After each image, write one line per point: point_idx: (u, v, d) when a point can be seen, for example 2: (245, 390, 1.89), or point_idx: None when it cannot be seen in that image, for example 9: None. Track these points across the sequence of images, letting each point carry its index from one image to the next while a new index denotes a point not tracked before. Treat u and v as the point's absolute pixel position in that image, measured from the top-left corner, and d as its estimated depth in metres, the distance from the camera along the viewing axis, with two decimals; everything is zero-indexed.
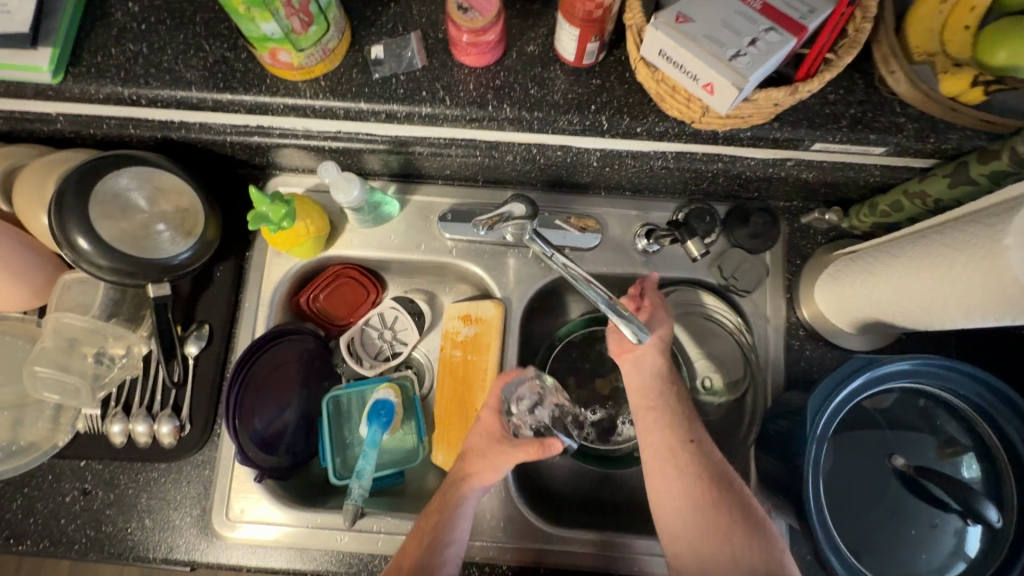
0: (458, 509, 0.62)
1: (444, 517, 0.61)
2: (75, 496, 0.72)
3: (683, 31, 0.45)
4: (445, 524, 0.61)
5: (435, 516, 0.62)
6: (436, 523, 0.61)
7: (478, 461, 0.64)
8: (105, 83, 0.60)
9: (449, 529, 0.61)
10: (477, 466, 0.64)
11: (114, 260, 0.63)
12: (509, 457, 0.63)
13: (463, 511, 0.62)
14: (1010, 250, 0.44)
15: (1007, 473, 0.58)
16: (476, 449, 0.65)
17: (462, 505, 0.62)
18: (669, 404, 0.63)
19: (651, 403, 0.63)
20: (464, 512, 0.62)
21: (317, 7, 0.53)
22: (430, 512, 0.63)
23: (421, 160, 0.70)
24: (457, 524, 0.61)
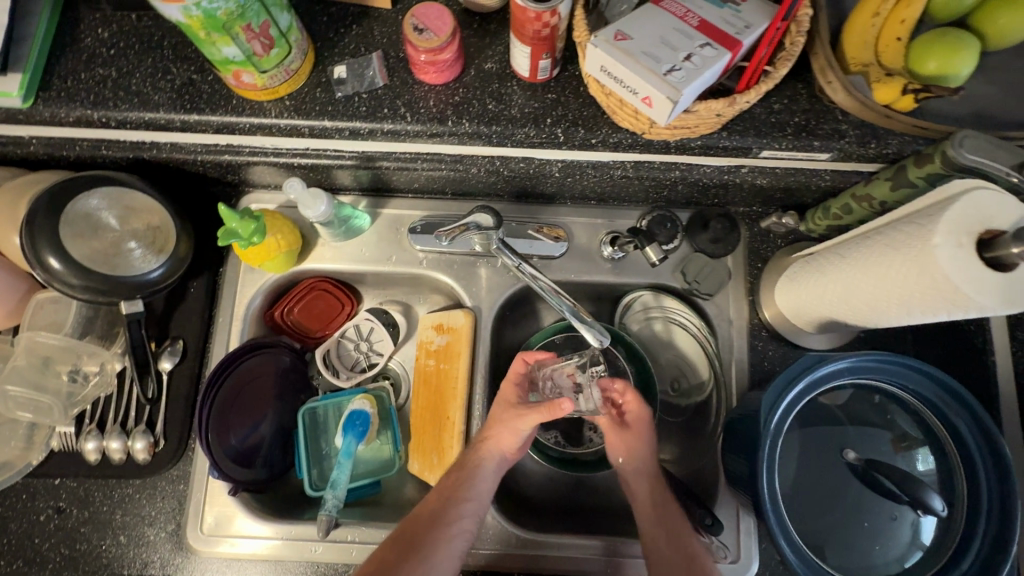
0: (475, 471, 0.67)
1: (463, 478, 0.66)
2: (49, 515, 0.72)
3: (623, 49, 0.48)
4: (463, 481, 0.66)
5: (456, 476, 0.67)
6: (455, 483, 0.66)
7: (496, 427, 0.68)
8: (75, 107, 0.61)
9: (466, 490, 0.65)
10: (496, 431, 0.68)
11: (86, 279, 0.64)
12: (525, 420, 0.67)
13: (480, 473, 0.66)
14: (938, 249, 0.47)
15: (957, 465, 0.60)
16: (495, 417, 0.69)
17: (479, 468, 0.67)
18: (662, 547, 0.64)
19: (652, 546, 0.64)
20: (482, 473, 0.67)
21: (278, 31, 0.55)
22: (453, 472, 0.68)
23: (390, 174, 0.72)
24: (474, 483, 0.66)
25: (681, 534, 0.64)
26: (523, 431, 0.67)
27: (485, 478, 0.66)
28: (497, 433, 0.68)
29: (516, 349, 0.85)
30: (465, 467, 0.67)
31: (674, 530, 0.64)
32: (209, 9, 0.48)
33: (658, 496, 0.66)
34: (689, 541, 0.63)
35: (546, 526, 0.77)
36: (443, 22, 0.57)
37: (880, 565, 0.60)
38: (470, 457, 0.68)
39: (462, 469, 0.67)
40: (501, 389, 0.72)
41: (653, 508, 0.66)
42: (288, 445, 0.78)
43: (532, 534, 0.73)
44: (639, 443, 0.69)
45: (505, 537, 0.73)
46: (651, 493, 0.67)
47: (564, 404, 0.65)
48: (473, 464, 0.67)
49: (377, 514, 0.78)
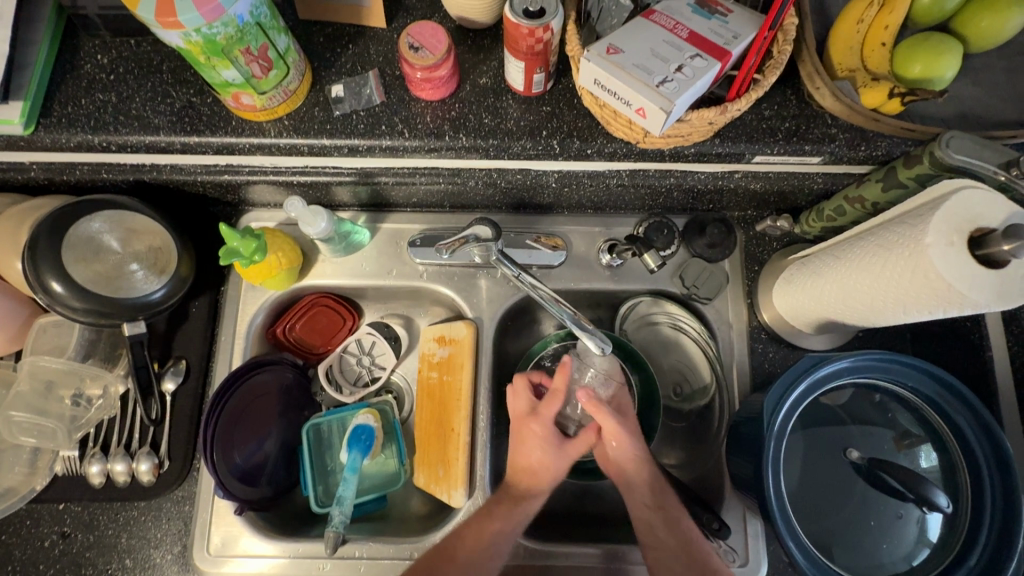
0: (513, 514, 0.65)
1: (503, 519, 0.64)
2: (54, 540, 0.72)
3: (615, 62, 0.49)
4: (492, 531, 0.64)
5: (489, 519, 0.65)
6: (480, 529, 0.64)
7: (547, 470, 0.66)
8: (76, 132, 0.62)
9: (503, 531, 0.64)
10: (546, 474, 0.66)
11: (88, 301, 0.64)
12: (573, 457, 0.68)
13: (518, 516, 0.65)
14: (930, 247, 0.48)
15: (960, 461, 0.60)
16: (547, 462, 0.66)
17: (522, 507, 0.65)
18: (661, 535, 0.63)
19: (649, 537, 0.63)
20: (524, 515, 0.65)
21: (276, 53, 0.56)
22: (490, 511, 0.66)
23: (389, 190, 0.73)
24: (511, 524, 0.64)
25: (677, 521, 0.63)
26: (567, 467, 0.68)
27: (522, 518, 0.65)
28: (549, 475, 0.66)
29: (519, 359, 0.86)
30: (510, 502, 0.65)
31: (671, 516, 0.63)
32: (209, 34, 0.49)
33: (657, 487, 0.65)
34: (683, 525, 0.63)
35: (553, 535, 0.77)
36: (437, 40, 0.58)
37: (888, 565, 0.60)
38: (515, 497, 0.66)
39: (501, 507, 0.65)
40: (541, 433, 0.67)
41: (650, 495, 0.64)
42: (293, 461, 0.78)
43: (541, 544, 0.73)
44: (632, 433, 0.67)
45: (513, 548, 0.72)
46: (650, 482, 0.65)
47: (583, 396, 0.66)
48: (519, 505, 0.65)
49: (385, 528, 0.77)
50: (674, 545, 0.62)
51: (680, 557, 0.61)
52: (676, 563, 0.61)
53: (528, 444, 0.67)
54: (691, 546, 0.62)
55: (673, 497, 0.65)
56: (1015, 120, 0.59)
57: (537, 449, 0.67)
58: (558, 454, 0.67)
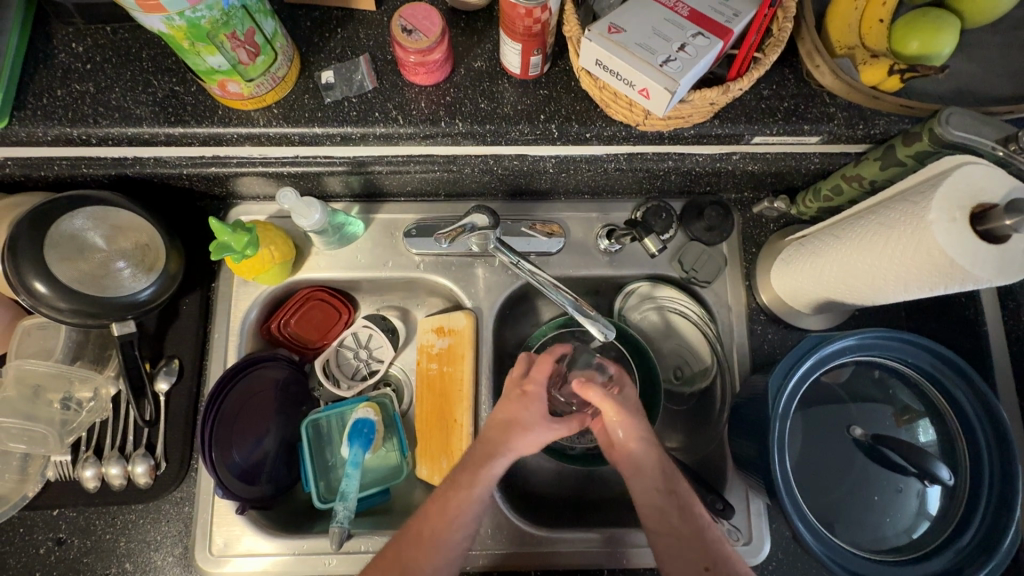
0: (452, 521, 0.59)
1: (437, 531, 0.58)
2: (49, 547, 0.70)
3: (617, 42, 0.48)
4: (426, 547, 0.58)
5: (450, 497, 0.60)
6: (417, 546, 0.58)
7: (523, 435, 0.61)
8: (53, 125, 0.59)
9: (436, 547, 0.58)
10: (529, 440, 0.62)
11: (74, 301, 0.62)
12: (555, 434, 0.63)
13: (452, 521, 0.58)
14: (933, 225, 0.48)
15: (958, 434, 0.61)
16: (527, 423, 0.62)
17: (464, 501, 0.59)
18: (674, 521, 0.60)
19: (665, 526, 0.60)
20: (467, 509, 0.59)
21: (263, 38, 0.54)
22: (427, 518, 0.59)
23: (382, 179, 0.72)
24: (454, 532, 0.58)
25: (689, 505, 0.61)
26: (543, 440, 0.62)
27: (465, 523, 0.59)
28: (525, 440, 0.61)
29: (518, 348, 0.85)
30: (450, 501, 0.59)
31: (683, 502, 0.61)
32: (193, 18, 0.47)
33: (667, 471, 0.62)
34: (696, 515, 0.60)
35: (559, 521, 0.78)
36: (431, 22, 0.56)
37: (891, 538, 0.61)
38: (460, 493, 0.59)
39: (441, 510, 0.59)
40: (523, 399, 0.63)
41: (663, 481, 0.61)
42: (292, 459, 0.77)
43: (545, 530, 0.73)
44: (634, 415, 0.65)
45: (520, 536, 0.72)
46: (661, 468, 0.62)
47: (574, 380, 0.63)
48: (470, 492, 0.59)
49: (388, 522, 0.77)
50: (687, 532, 0.59)
51: (691, 543, 0.59)
52: (693, 552, 0.58)
53: (512, 404, 0.63)
54: (704, 533, 0.59)
55: (683, 480, 0.63)
56: (1011, 96, 0.59)
57: (529, 408, 0.63)
58: (541, 424, 0.62)
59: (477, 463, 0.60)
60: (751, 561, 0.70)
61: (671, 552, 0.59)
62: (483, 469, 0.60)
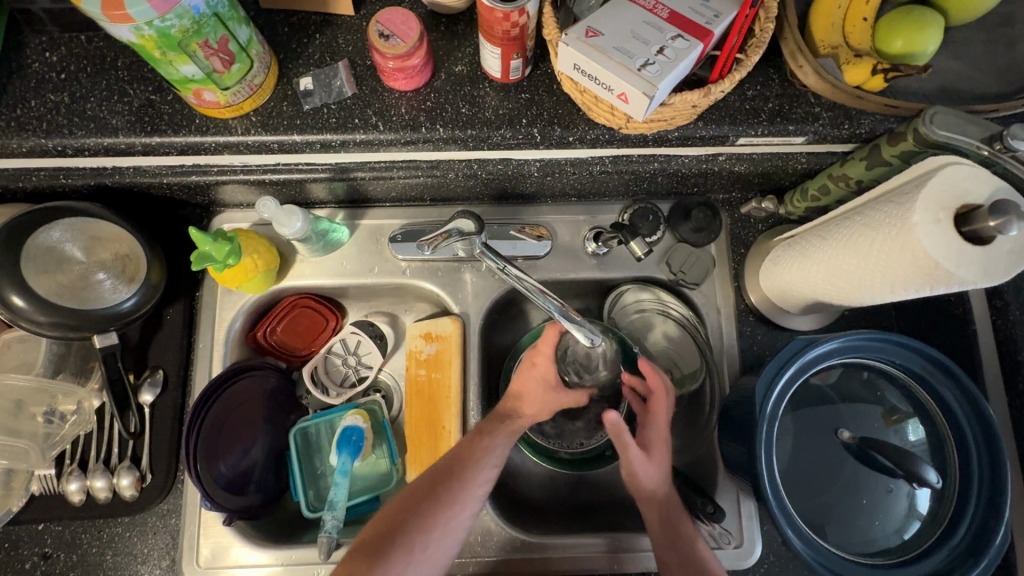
0: (480, 460, 0.60)
1: (465, 463, 0.60)
2: (35, 562, 0.69)
3: (594, 45, 0.47)
4: (456, 481, 0.59)
5: (476, 440, 0.62)
6: (447, 481, 0.59)
7: (534, 402, 0.66)
8: (27, 136, 0.58)
9: (466, 483, 0.59)
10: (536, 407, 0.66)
11: (53, 315, 0.62)
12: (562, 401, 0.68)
13: (483, 457, 0.60)
14: (917, 227, 0.48)
15: (947, 434, 0.61)
16: (536, 394, 0.67)
17: (491, 445, 0.61)
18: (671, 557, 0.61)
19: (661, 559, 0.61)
20: (494, 452, 0.61)
21: (237, 45, 0.53)
22: (454, 454, 0.61)
23: (366, 185, 0.71)
24: (483, 469, 0.60)
25: (681, 546, 0.61)
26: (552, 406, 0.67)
27: (491, 464, 0.60)
28: (534, 404, 0.66)
29: (507, 352, 0.85)
30: (477, 441, 0.61)
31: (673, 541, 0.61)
32: (162, 28, 0.46)
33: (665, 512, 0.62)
34: (695, 549, 0.61)
35: (550, 527, 0.77)
36: (408, 27, 0.55)
37: (881, 539, 0.61)
38: (487, 440, 0.61)
39: (470, 449, 0.61)
40: (536, 365, 0.68)
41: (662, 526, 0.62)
42: (281, 468, 0.76)
43: (536, 536, 0.72)
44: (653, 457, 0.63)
45: (510, 542, 0.72)
46: (661, 510, 0.62)
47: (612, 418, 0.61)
48: (494, 437, 0.62)
49: None
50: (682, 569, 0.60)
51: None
52: None
53: (522, 373, 0.67)
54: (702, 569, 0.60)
55: (687, 523, 0.63)
56: (996, 93, 0.59)
57: (534, 375, 0.67)
58: (550, 392, 0.67)
59: (498, 418, 0.64)
60: (742, 563, 0.70)
61: None
62: (503, 421, 0.64)
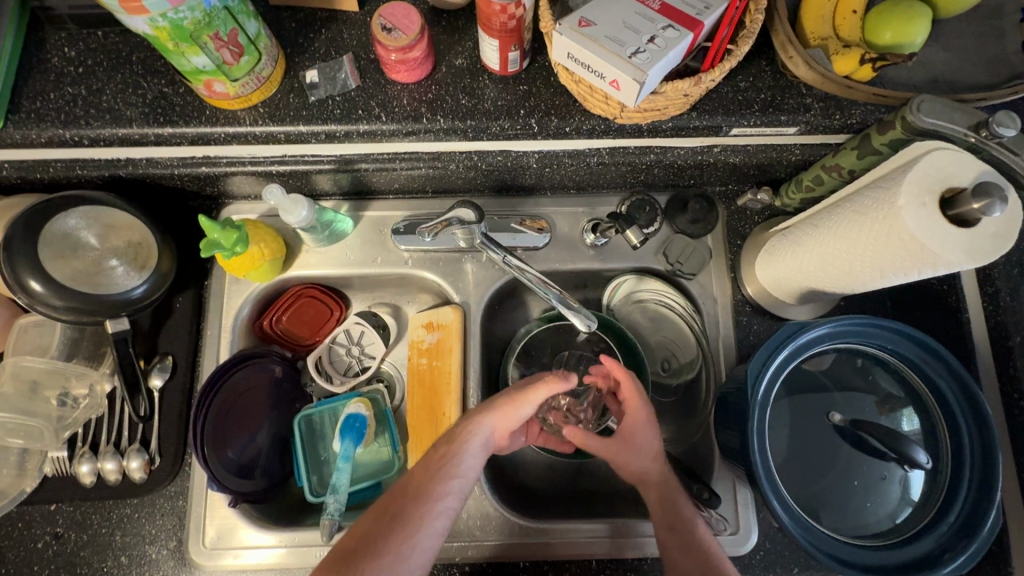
0: (441, 473, 0.56)
1: (423, 481, 0.56)
2: (47, 541, 0.71)
3: (587, 34, 0.49)
4: (415, 499, 0.54)
5: (436, 454, 0.59)
6: (406, 499, 0.54)
7: (503, 398, 0.63)
8: (46, 127, 0.61)
9: (426, 501, 0.54)
10: (513, 403, 0.62)
11: (69, 299, 0.64)
12: (534, 398, 0.63)
13: (443, 473, 0.56)
14: (904, 210, 0.49)
15: (939, 420, 0.62)
16: (505, 393, 0.64)
17: (453, 455, 0.58)
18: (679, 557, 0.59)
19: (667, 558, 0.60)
20: (453, 469, 0.57)
21: (246, 38, 0.55)
22: (416, 475, 0.57)
23: (370, 176, 0.73)
24: (440, 488, 0.55)
25: (681, 519, 0.61)
26: (526, 407, 0.62)
27: (453, 475, 0.56)
28: (502, 400, 0.62)
29: (507, 343, 0.86)
30: (439, 454, 0.58)
31: (672, 519, 0.61)
32: (175, 19, 0.48)
33: (666, 494, 0.63)
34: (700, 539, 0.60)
35: (549, 514, 0.78)
36: (410, 20, 0.57)
37: (873, 524, 0.61)
38: (449, 460, 0.57)
39: (431, 465, 0.58)
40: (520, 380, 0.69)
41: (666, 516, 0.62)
42: (286, 453, 0.78)
43: (536, 521, 0.73)
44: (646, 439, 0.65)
45: (509, 528, 0.73)
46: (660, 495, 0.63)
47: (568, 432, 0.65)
48: (454, 447, 0.59)
49: None
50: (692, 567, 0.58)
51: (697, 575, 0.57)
52: None
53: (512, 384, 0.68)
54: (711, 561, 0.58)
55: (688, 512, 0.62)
56: (986, 84, 0.60)
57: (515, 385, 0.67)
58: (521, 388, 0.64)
59: (461, 423, 0.62)
60: (738, 550, 0.71)
61: None
62: (469, 426, 0.60)
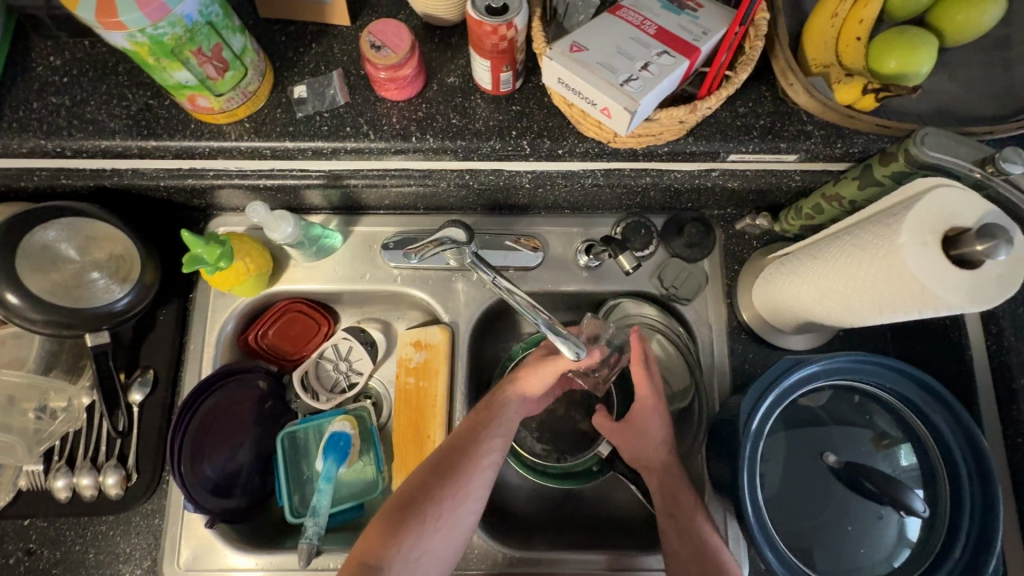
0: (486, 431, 0.63)
1: (469, 437, 0.62)
2: (19, 557, 0.70)
3: (578, 60, 0.47)
4: (464, 453, 0.61)
5: (478, 415, 0.65)
6: (456, 454, 0.61)
7: (525, 370, 0.68)
8: (28, 137, 0.60)
9: (474, 455, 0.61)
10: (527, 372, 0.68)
11: (48, 313, 0.63)
12: (550, 369, 0.67)
13: (488, 433, 0.63)
14: (904, 248, 0.47)
15: (938, 460, 0.60)
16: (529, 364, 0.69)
17: (495, 417, 0.64)
18: (673, 543, 0.62)
19: (665, 542, 0.63)
20: (495, 429, 0.63)
21: (231, 53, 0.54)
22: (461, 431, 0.63)
23: (359, 192, 0.71)
24: (486, 445, 0.62)
25: (693, 527, 0.62)
26: (545, 378, 0.67)
27: (495, 435, 0.63)
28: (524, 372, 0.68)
29: (498, 362, 0.84)
30: (481, 415, 0.64)
31: (685, 525, 0.62)
32: (155, 35, 0.47)
33: (666, 482, 0.65)
34: (702, 533, 0.61)
35: (534, 541, 0.76)
36: (399, 38, 0.56)
37: (867, 568, 0.59)
38: (490, 423, 0.63)
39: (476, 422, 0.64)
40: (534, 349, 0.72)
41: (665, 503, 0.64)
42: (267, 471, 0.76)
43: (521, 551, 0.71)
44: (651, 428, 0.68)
45: (492, 556, 0.71)
46: (662, 479, 0.66)
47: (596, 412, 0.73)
48: (494, 410, 0.65)
49: None
50: (686, 554, 0.61)
51: (689, 562, 0.60)
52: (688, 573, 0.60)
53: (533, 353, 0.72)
54: (708, 553, 0.60)
55: (694, 507, 0.63)
56: (993, 116, 0.58)
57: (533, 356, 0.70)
58: (538, 360, 0.68)
59: (495, 390, 0.68)
60: None
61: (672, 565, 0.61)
62: (505, 392, 0.67)
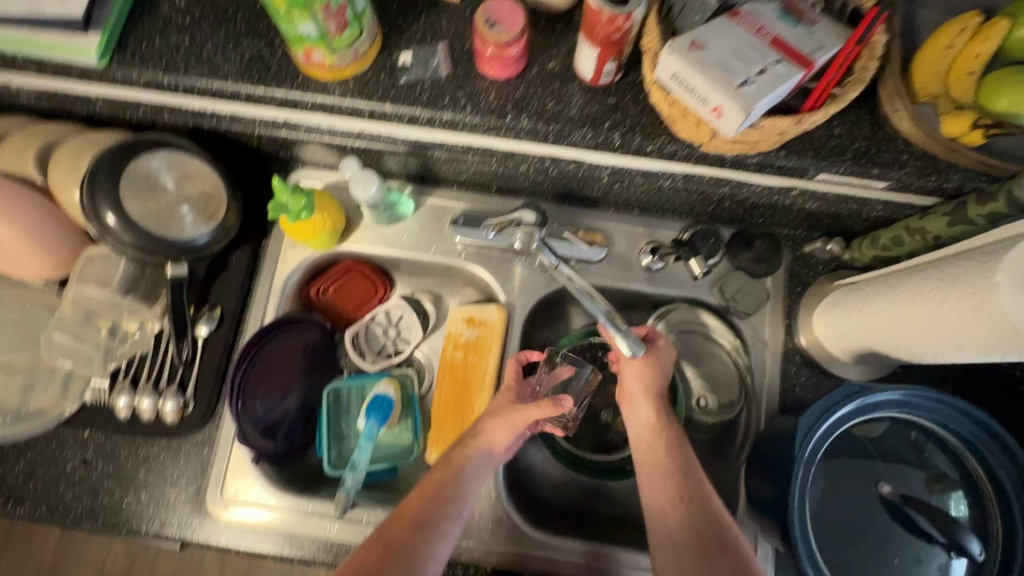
0: (444, 495, 0.60)
1: (426, 506, 0.59)
2: (76, 465, 0.74)
3: (696, 59, 0.48)
4: (421, 523, 0.58)
5: (436, 475, 0.62)
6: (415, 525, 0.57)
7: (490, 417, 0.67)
8: (147, 70, 0.63)
9: (432, 526, 0.58)
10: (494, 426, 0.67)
11: (138, 237, 0.66)
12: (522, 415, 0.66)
13: (446, 502, 0.60)
14: (1000, 287, 0.46)
15: (994, 510, 0.59)
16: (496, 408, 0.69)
17: (458, 478, 0.62)
18: (662, 458, 0.63)
19: (647, 457, 0.63)
20: (454, 492, 0.60)
21: (352, 13, 0.56)
22: (413, 499, 0.60)
23: (439, 164, 0.73)
24: (444, 513, 0.59)
25: (678, 447, 0.63)
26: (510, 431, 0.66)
27: (453, 500, 0.60)
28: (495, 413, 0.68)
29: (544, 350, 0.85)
30: (440, 475, 0.62)
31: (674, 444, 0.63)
32: None
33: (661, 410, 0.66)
34: (685, 451, 0.63)
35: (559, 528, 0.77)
36: (514, 18, 0.57)
37: None
38: (451, 485, 0.61)
39: (434, 489, 0.61)
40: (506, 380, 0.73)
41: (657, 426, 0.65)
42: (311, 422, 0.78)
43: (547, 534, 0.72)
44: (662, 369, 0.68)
45: (518, 535, 0.73)
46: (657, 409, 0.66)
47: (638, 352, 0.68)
48: (451, 469, 0.62)
49: (393, 499, 0.77)
50: (672, 468, 0.61)
51: (672, 477, 0.61)
52: (668, 487, 0.60)
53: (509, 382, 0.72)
54: (690, 467, 0.61)
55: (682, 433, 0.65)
56: None
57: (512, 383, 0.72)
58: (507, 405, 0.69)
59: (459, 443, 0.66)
60: None
61: (653, 485, 0.61)
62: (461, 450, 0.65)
